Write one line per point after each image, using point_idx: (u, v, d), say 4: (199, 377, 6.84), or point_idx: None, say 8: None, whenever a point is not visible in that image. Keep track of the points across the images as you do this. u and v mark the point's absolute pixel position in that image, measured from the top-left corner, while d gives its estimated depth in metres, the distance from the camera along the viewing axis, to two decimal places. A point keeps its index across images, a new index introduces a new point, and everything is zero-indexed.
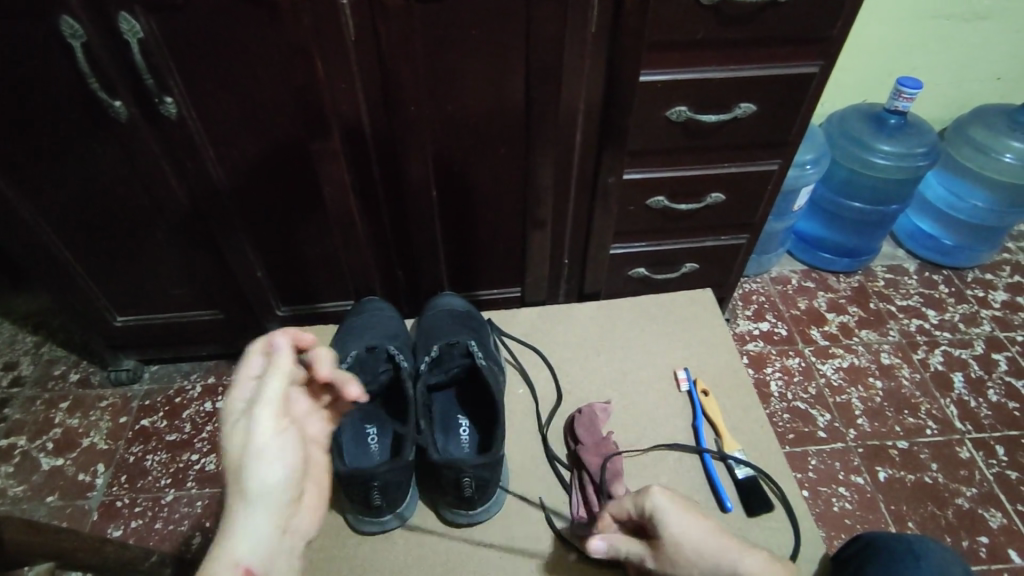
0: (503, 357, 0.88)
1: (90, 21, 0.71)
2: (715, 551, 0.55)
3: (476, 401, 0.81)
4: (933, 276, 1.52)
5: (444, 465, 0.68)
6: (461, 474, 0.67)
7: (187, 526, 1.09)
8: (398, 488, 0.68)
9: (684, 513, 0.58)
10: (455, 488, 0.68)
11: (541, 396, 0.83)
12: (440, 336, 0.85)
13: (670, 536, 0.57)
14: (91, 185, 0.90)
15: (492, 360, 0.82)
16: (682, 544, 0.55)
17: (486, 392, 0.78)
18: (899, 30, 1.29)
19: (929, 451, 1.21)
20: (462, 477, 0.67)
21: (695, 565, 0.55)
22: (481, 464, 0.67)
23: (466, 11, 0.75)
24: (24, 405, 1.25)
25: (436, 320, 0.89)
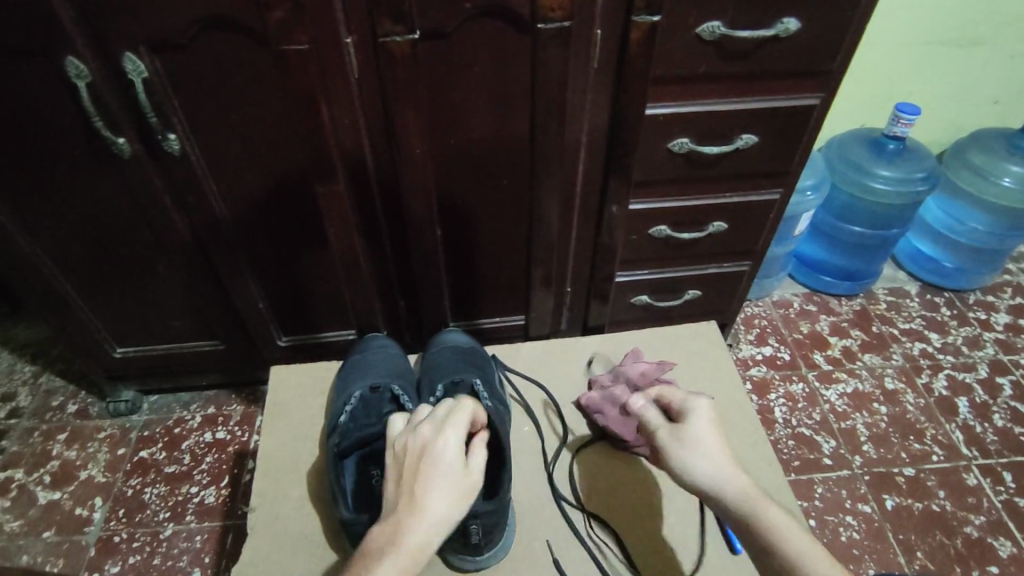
0: (508, 395, 0.87)
1: (95, 60, 0.72)
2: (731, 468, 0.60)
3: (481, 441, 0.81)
4: (935, 299, 1.52)
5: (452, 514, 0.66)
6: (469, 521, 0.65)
7: (185, 562, 1.07)
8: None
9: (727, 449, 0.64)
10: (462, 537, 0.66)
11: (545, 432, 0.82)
12: (442, 373, 0.85)
13: (693, 432, 0.63)
14: (93, 220, 0.90)
15: (496, 398, 0.81)
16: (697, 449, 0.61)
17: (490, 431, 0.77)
18: (895, 58, 1.30)
19: (935, 478, 1.20)
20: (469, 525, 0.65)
21: (703, 461, 0.60)
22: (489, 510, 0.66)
23: (470, 49, 0.76)
24: (21, 437, 1.24)
25: (439, 357, 0.89)
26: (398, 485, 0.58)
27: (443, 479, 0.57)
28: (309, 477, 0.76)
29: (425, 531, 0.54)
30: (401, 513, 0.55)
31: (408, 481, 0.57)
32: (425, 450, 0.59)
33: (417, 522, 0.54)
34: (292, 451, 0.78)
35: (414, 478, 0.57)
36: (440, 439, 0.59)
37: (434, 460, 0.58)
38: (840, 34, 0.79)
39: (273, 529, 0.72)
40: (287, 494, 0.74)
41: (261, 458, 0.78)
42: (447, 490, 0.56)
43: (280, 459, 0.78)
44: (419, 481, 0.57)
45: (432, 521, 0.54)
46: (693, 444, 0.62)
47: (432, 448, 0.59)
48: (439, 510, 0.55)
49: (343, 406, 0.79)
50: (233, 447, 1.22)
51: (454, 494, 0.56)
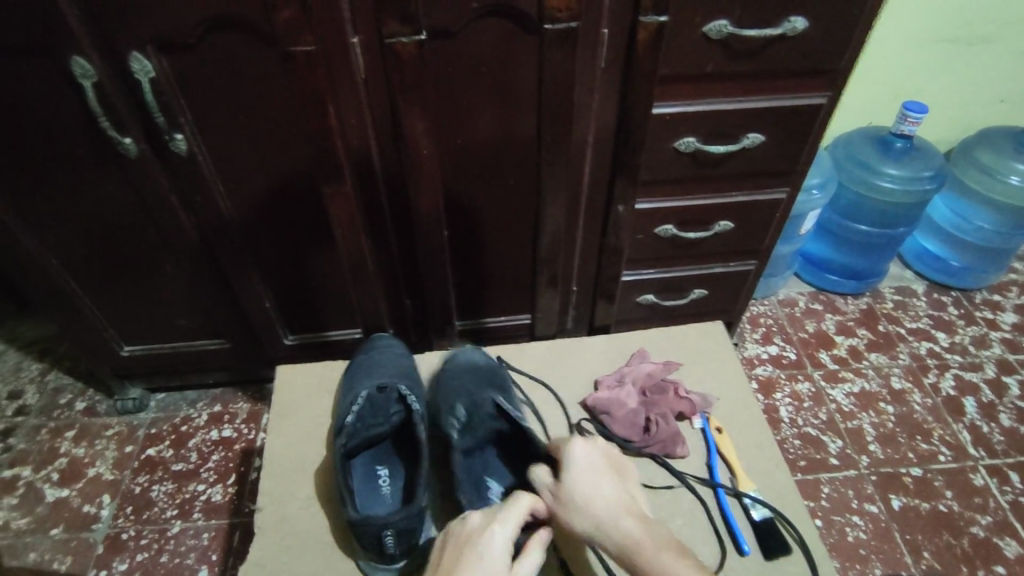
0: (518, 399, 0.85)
1: (103, 60, 0.72)
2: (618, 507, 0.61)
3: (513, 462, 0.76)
4: (942, 298, 1.51)
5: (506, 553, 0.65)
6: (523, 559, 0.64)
7: (192, 559, 1.08)
8: (411, 536, 0.67)
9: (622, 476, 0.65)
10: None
11: (551, 431, 0.82)
12: (463, 390, 0.83)
13: (577, 474, 0.63)
14: (101, 219, 0.91)
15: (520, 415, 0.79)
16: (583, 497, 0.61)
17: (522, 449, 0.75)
18: (903, 56, 1.29)
19: (942, 478, 1.20)
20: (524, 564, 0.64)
21: (587, 509, 0.60)
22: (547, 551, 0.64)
23: (476, 48, 0.75)
24: (30, 435, 1.24)
25: (460, 373, 0.85)
26: (436, 574, 0.56)
27: (481, 574, 0.54)
28: (316, 476, 0.76)
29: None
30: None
31: (445, 571, 0.56)
32: (470, 538, 0.58)
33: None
34: (298, 450, 0.79)
35: (450, 567, 0.56)
36: (485, 529, 0.58)
37: (474, 551, 0.56)
38: (848, 32, 0.78)
39: (281, 528, 0.72)
40: (294, 494, 0.75)
41: (268, 457, 0.78)
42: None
43: (287, 458, 0.78)
44: (454, 571, 0.55)
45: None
46: (574, 494, 0.62)
47: (476, 537, 0.58)
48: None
49: (350, 407, 0.77)
50: (239, 445, 1.22)
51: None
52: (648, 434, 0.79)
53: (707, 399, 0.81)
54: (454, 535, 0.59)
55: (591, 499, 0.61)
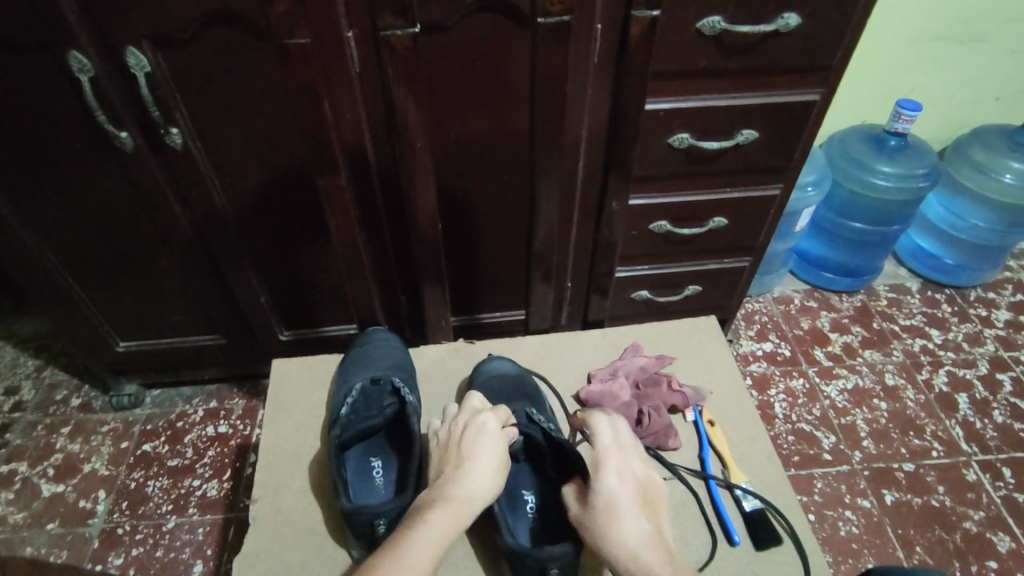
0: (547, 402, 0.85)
1: (98, 54, 0.72)
2: (648, 542, 0.60)
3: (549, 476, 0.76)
4: (936, 295, 1.52)
5: (526, 554, 0.65)
6: (547, 564, 0.64)
7: (188, 554, 1.08)
8: None
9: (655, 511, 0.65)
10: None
11: None
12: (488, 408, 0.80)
13: (616, 501, 0.64)
14: (96, 214, 0.91)
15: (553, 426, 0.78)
16: (621, 521, 0.61)
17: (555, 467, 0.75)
18: (896, 54, 1.30)
19: (935, 473, 1.20)
20: (547, 566, 0.64)
21: (621, 534, 0.60)
22: (568, 551, 0.64)
23: (471, 43, 0.76)
24: (25, 431, 1.24)
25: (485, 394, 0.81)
26: (445, 457, 0.69)
27: (486, 448, 0.68)
28: (311, 467, 0.77)
29: (468, 488, 0.64)
30: (450, 476, 0.65)
31: (455, 451, 0.68)
32: (470, 424, 0.71)
33: (466, 482, 0.64)
34: (293, 442, 0.79)
35: (459, 447, 0.69)
36: (480, 417, 0.71)
37: (477, 431, 0.70)
38: (839, 29, 0.79)
39: (275, 521, 0.72)
40: (289, 486, 0.75)
41: (262, 449, 0.78)
42: (488, 457, 0.67)
43: (282, 450, 0.78)
44: (465, 449, 0.68)
45: (479, 483, 0.64)
46: (603, 518, 0.62)
47: (475, 422, 0.71)
48: (483, 475, 0.65)
49: (345, 399, 0.79)
50: (235, 441, 1.22)
51: (494, 459, 0.67)
52: (640, 426, 0.79)
53: (700, 393, 0.82)
54: (450, 428, 0.72)
55: (620, 528, 0.61)
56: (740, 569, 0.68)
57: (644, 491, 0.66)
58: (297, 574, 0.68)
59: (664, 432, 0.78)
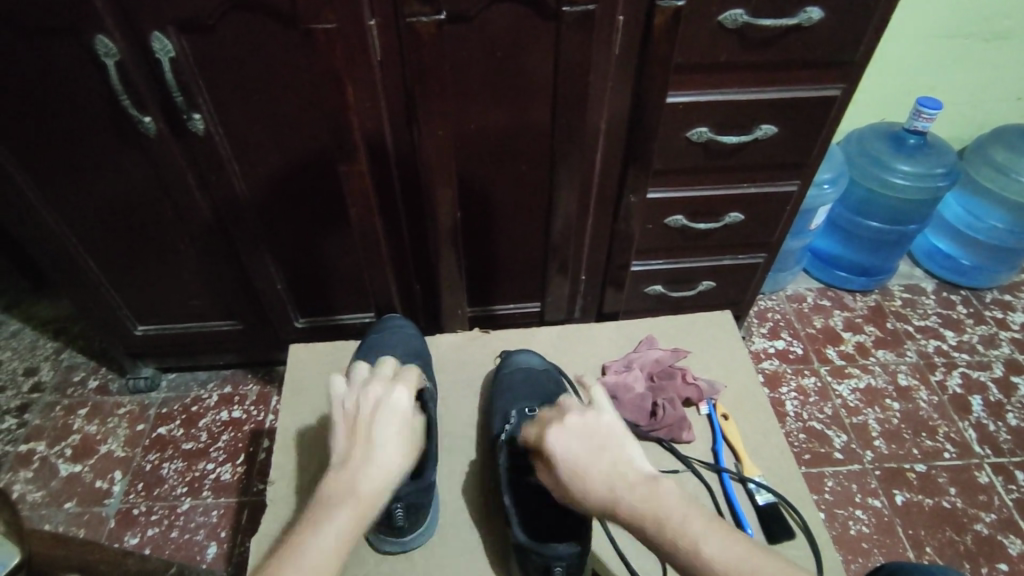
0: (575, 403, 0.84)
1: (124, 38, 0.73)
2: (613, 472, 0.54)
3: None
4: (951, 296, 1.51)
5: (532, 550, 0.64)
6: (553, 563, 0.63)
7: (202, 536, 1.10)
8: (418, 510, 0.69)
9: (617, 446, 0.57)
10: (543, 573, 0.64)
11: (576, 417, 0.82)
12: (510, 403, 0.80)
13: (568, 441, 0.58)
14: (118, 198, 0.92)
15: None
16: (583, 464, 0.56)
17: None
18: (919, 52, 1.29)
19: (947, 475, 1.20)
20: (552, 565, 0.63)
21: (588, 478, 0.55)
22: (574, 552, 0.64)
23: (492, 33, 0.76)
24: (44, 411, 1.26)
25: (511, 387, 0.81)
26: (351, 436, 0.61)
27: (397, 433, 0.61)
28: (328, 450, 0.78)
29: (378, 475, 0.57)
30: (357, 461, 0.58)
31: (363, 432, 0.61)
32: (381, 404, 0.64)
33: (376, 468, 0.58)
34: (310, 425, 0.80)
35: (369, 427, 0.61)
36: (394, 397, 0.64)
37: (388, 411, 0.63)
38: (863, 25, 0.79)
39: (292, 501, 0.73)
40: (305, 469, 0.76)
41: (280, 431, 0.79)
42: (399, 440, 0.61)
43: (299, 433, 0.79)
44: (375, 431, 0.61)
45: (389, 469, 0.58)
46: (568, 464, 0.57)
47: (387, 402, 0.64)
48: (391, 462, 0.59)
49: None
50: (249, 426, 1.24)
51: (404, 443, 0.61)
52: (655, 418, 0.78)
53: (715, 386, 0.82)
54: (357, 400, 0.64)
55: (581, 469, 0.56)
56: None
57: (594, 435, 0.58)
58: None
59: (678, 423, 0.78)
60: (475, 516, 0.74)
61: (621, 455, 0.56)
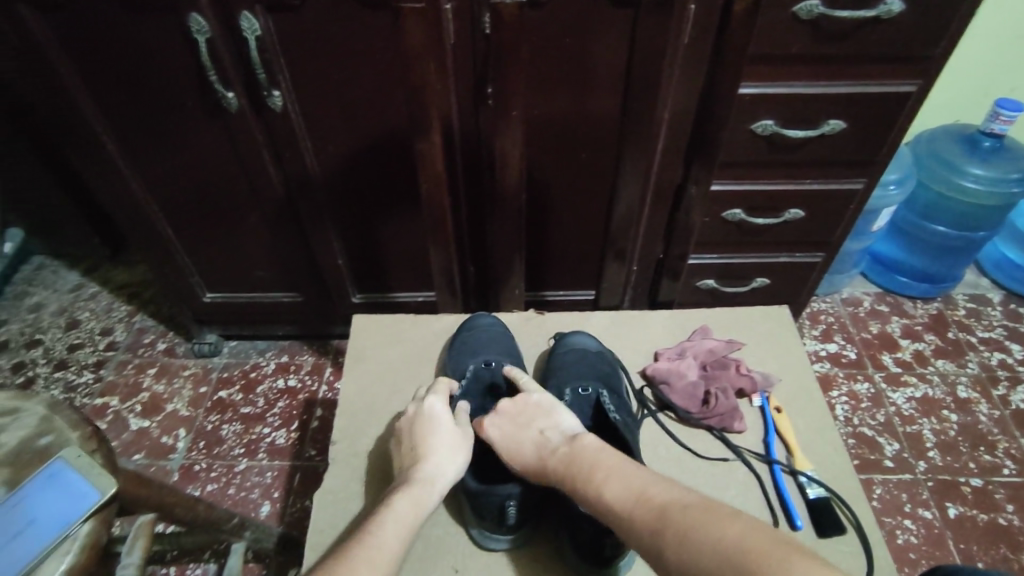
0: (628, 389, 0.83)
1: (216, 17, 0.77)
2: (541, 448, 0.65)
3: None
4: (1020, 309, 1.45)
5: (583, 519, 0.64)
6: (605, 537, 0.62)
7: (256, 495, 1.16)
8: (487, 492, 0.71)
9: (548, 415, 0.69)
10: (595, 548, 0.63)
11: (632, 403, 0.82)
12: (562, 382, 0.80)
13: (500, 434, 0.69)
14: (198, 169, 0.97)
15: (626, 410, 0.76)
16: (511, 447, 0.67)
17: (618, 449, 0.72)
18: (1000, 51, 1.23)
19: (1005, 492, 1.15)
20: (604, 538, 0.63)
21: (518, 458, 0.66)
22: None
23: (562, 18, 0.77)
24: (117, 368, 1.35)
25: (564, 368, 0.82)
26: (403, 451, 0.69)
27: (439, 433, 0.69)
28: (387, 417, 0.81)
29: (427, 471, 0.65)
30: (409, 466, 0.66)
31: (410, 445, 0.69)
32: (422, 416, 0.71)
33: (425, 468, 0.65)
34: (370, 393, 0.83)
35: (414, 441, 0.69)
36: (431, 407, 0.72)
37: (436, 421, 0.70)
38: (946, 20, 0.76)
39: (352, 462, 0.76)
40: (364, 432, 0.79)
41: (342, 397, 0.83)
42: (443, 441, 0.68)
43: (360, 398, 0.83)
44: (418, 441, 0.68)
45: (439, 464, 0.66)
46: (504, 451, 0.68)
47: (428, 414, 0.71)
48: (439, 460, 0.66)
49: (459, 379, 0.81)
50: (303, 395, 1.29)
51: (450, 445, 0.68)
52: (707, 406, 0.79)
53: (768, 379, 0.82)
54: (404, 420, 0.72)
55: (518, 454, 0.67)
56: None
57: (528, 410, 0.70)
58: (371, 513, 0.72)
59: (730, 412, 0.78)
60: None
61: (547, 424, 0.68)
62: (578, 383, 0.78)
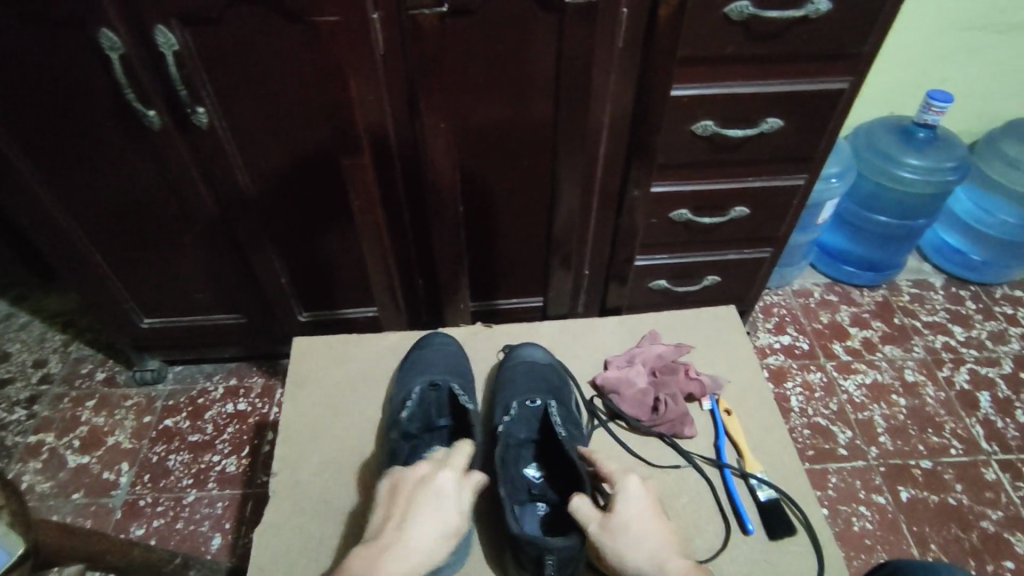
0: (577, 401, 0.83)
1: (128, 33, 0.73)
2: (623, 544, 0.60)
3: (566, 477, 0.72)
4: (960, 292, 1.50)
5: (524, 539, 0.62)
6: (544, 555, 0.61)
7: (207, 527, 1.11)
8: None
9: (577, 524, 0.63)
10: (535, 566, 0.62)
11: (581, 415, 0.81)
12: (508, 397, 0.79)
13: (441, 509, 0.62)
14: (124, 191, 0.92)
15: (575, 427, 0.75)
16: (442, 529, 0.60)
17: (568, 467, 0.71)
18: (928, 44, 1.27)
19: (953, 472, 1.19)
20: (544, 556, 0.61)
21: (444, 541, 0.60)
22: (569, 545, 0.61)
23: (494, 24, 0.75)
24: (52, 403, 1.28)
25: (512, 381, 0.80)
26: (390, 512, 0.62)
27: (433, 519, 0.61)
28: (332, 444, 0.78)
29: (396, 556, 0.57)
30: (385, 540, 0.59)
31: (399, 510, 0.62)
32: (426, 483, 0.64)
33: (402, 551, 0.58)
34: (314, 420, 0.80)
35: (405, 511, 0.61)
36: (448, 483, 0.64)
37: (428, 500, 0.62)
38: (871, 19, 0.78)
39: (295, 494, 0.74)
40: (309, 461, 0.77)
41: (284, 424, 0.80)
42: (428, 528, 0.60)
43: (303, 427, 0.80)
44: (411, 514, 0.61)
45: (420, 553, 0.58)
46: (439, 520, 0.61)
47: (433, 483, 0.63)
48: (419, 548, 0.59)
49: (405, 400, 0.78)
50: (253, 419, 1.25)
51: (435, 534, 0.60)
52: (656, 413, 0.79)
53: (717, 381, 0.82)
54: (402, 477, 0.65)
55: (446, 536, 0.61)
56: (753, 559, 0.68)
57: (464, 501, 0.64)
58: (316, 546, 0.69)
59: (679, 417, 0.78)
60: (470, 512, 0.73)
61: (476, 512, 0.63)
62: (525, 397, 0.77)
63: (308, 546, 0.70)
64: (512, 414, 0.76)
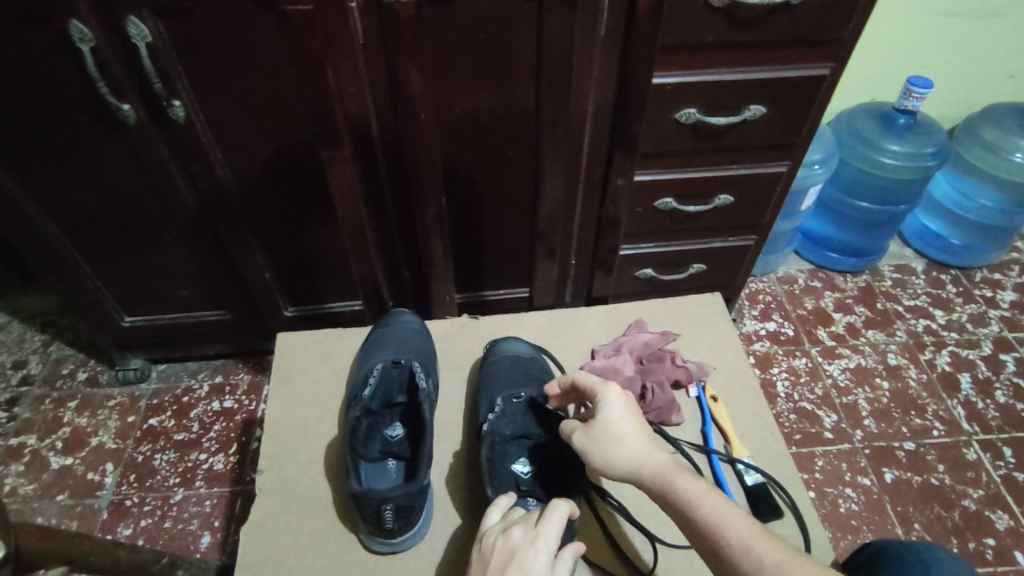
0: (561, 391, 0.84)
1: (99, 24, 0.71)
2: (614, 436, 0.59)
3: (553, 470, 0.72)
4: (941, 276, 1.52)
5: None
6: None
7: (196, 526, 1.10)
8: (410, 512, 0.65)
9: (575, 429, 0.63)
10: None
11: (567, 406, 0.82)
12: (495, 390, 0.79)
13: None
14: (100, 188, 0.90)
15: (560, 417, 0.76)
16: None
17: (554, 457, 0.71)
18: (908, 30, 1.28)
19: (935, 453, 1.21)
20: None
21: None
22: None
23: (475, 12, 0.75)
24: (33, 405, 1.26)
25: (498, 376, 0.81)
26: None
27: None
28: (319, 439, 0.78)
29: None
30: None
31: None
32: (514, 553, 0.54)
33: None
34: (299, 417, 0.80)
35: None
36: (531, 546, 0.54)
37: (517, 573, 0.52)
38: (851, 6, 0.78)
39: (281, 492, 0.73)
40: (296, 456, 0.76)
41: (268, 423, 0.79)
42: None
43: (289, 424, 0.79)
44: None
45: None
46: None
47: (522, 553, 0.54)
48: None
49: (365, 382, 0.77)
50: (240, 416, 1.24)
51: None
52: (644, 401, 0.79)
53: (703, 368, 0.82)
54: (491, 544, 0.56)
55: None
56: None
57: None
58: (304, 543, 0.69)
59: (667, 404, 0.78)
60: (459, 506, 0.73)
61: None
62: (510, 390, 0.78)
63: (296, 544, 0.69)
64: (499, 410, 0.76)
